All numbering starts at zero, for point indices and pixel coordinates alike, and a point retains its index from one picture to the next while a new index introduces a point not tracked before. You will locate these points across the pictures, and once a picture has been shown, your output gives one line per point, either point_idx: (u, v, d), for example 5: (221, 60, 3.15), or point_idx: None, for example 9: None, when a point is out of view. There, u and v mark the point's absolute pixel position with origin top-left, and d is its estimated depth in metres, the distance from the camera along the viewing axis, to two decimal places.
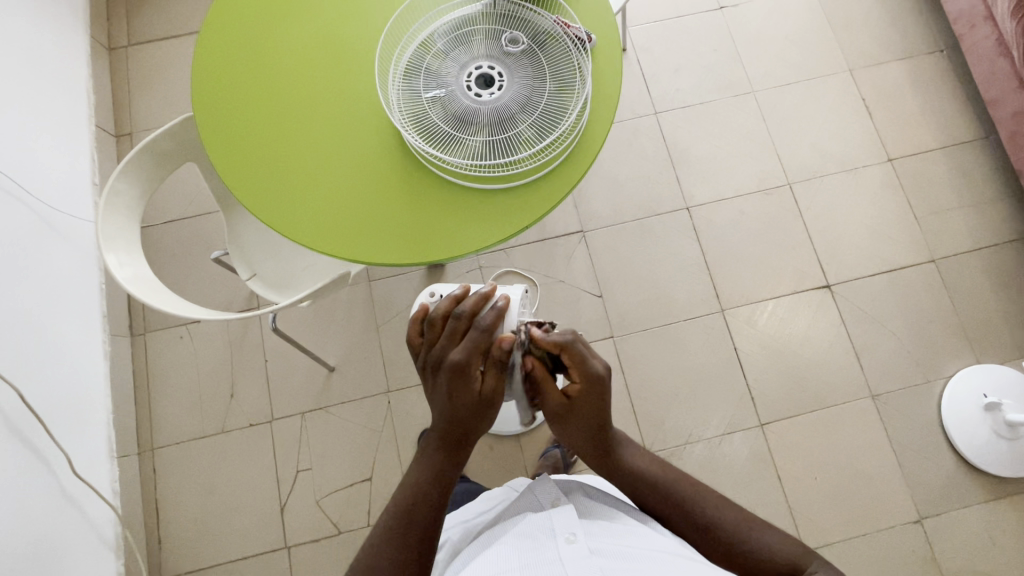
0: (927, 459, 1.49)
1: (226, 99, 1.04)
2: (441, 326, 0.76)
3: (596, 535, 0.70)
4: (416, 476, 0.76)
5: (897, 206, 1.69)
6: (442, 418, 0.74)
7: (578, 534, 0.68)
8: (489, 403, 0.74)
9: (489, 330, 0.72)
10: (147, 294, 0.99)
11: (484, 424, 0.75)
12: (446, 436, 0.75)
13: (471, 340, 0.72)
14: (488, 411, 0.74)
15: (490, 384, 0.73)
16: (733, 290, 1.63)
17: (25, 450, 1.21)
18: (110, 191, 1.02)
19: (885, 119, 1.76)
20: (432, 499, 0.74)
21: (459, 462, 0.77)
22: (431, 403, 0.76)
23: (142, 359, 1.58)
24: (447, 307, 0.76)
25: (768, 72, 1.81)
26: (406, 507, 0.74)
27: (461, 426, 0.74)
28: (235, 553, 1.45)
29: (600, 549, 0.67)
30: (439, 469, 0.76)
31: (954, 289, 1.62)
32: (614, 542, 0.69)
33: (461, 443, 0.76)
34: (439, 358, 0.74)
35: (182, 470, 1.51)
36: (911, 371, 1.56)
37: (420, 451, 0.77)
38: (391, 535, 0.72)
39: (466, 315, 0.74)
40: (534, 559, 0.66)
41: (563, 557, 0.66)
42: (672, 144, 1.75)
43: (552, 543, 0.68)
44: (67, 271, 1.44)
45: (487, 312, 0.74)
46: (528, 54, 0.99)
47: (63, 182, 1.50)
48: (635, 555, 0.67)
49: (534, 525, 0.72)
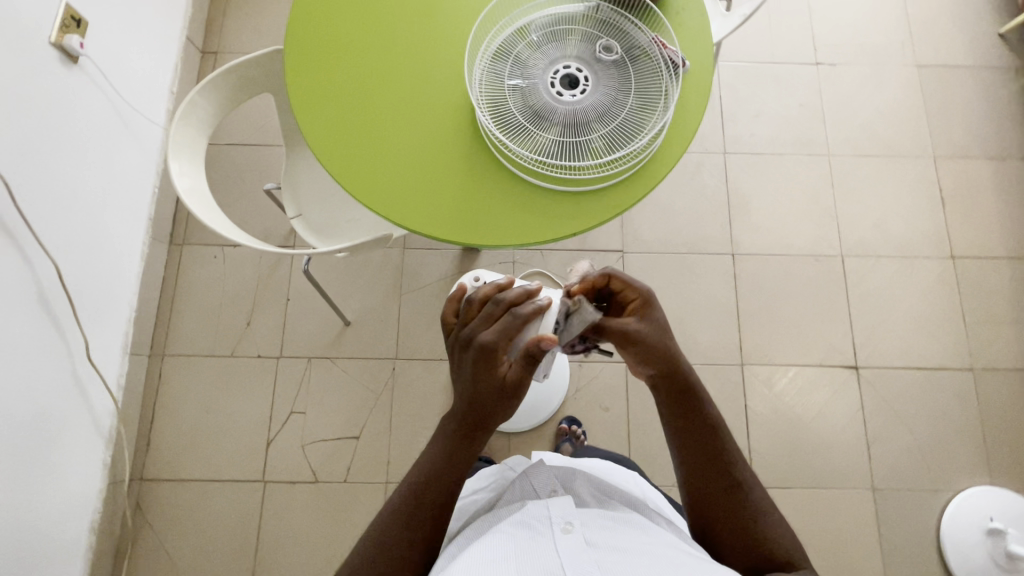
0: (914, 566, 1.44)
1: (316, 42, 1.06)
2: (478, 308, 0.77)
3: (593, 525, 0.71)
4: (432, 456, 0.76)
5: (947, 305, 1.63)
6: (463, 400, 0.75)
7: (575, 524, 0.69)
8: (513, 392, 0.73)
9: (524, 319, 0.73)
10: (200, 210, 1.02)
11: (504, 412, 0.75)
12: (464, 419, 0.75)
13: (503, 325, 0.73)
14: (511, 400, 0.74)
15: (517, 372, 0.72)
16: (758, 347, 1.60)
17: (51, 325, 1.25)
18: (188, 103, 1.05)
19: (957, 214, 1.69)
20: (443, 482, 0.75)
21: (475, 448, 0.77)
22: (454, 385, 0.77)
23: (175, 268, 1.63)
24: (487, 292, 0.78)
25: (849, 139, 1.76)
26: (416, 486, 0.74)
27: (480, 409, 0.74)
28: (215, 473, 1.49)
29: (597, 541, 0.68)
30: (453, 450, 0.75)
31: (986, 403, 1.55)
32: (610, 533, 0.70)
33: (479, 427, 0.75)
34: (470, 339, 0.74)
35: (185, 383, 1.55)
36: (919, 474, 1.50)
37: (439, 432, 0.77)
38: (401, 514, 0.73)
39: (504, 302, 0.75)
40: (530, 548, 0.66)
41: (561, 547, 0.66)
42: (733, 187, 1.72)
43: (548, 533, 0.68)
44: (128, 168, 1.49)
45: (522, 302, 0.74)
46: (619, 65, 0.99)
47: (144, 84, 1.55)
48: (634, 545, 0.68)
49: (528, 513, 0.71)
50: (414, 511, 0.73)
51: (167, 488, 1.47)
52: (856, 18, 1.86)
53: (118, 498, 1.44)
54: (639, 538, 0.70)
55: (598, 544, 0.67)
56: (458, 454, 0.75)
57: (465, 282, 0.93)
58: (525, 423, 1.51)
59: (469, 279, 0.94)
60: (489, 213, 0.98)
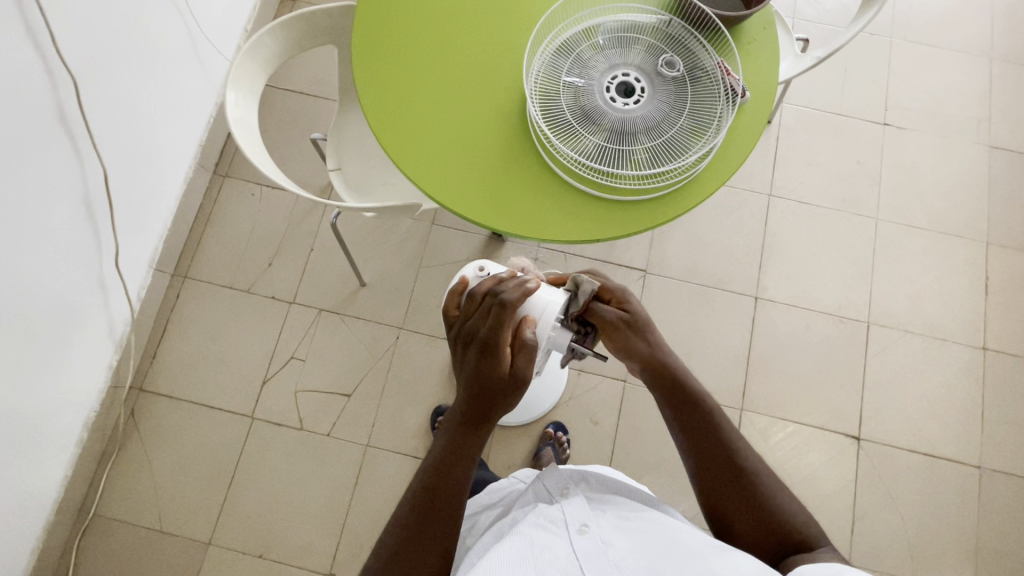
0: None
1: (387, 5, 1.08)
2: (479, 302, 0.77)
3: (610, 525, 0.72)
4: (441, 455, 0.75)
5: (967, 396, 1.56)
6: (464, 394, 0.75)
7: (590, 525, 0.71)
8: (517, 383, 0.74)
9: (514, 305, 0.74)
10: (245, 143, 1.05)
11: (509, 403, 0.75)
12: (467, 413, 0.75)
13: (497, 316, 0.73)
14: (515, 391, 0.74)
15: (518, 366, 0.74)
16: (761, 396, 1.56)
17: (87, 222, 1.30)
18: (256, 40, 1.09)
19: (998, 306, 1.62)
20: (454, 477, 0.74)
21: (481, 438, 0.76)
22: (456, 378, 0.76)
23: (213, 198, 1.68)
24: (487, 285, 0.78)
25: (902, 207, 1.70)
26: (428, 486, 0.73)
27: (483, 401, 0.74)
28: (208, 399, 1.53)
29: (613, 538, 0.69)
30: (457, 443, 0.75)
31: (987, 504, 1.49)
32: (623, 532, 0.71)
33: (485, 418, 0.75)
34: (471, 332, 0.75)
35: (200, 308, 1.60)
36: (901, 560, 1.45)
37: (442, 428, 0.77)
38: (415, 518, 0.71)
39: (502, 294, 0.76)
40: (547, 546, 0.68)
41: (578, 546, 0.68)
42: (771, 231, 1.68)
43: (564, 533, 0.70)
44: (189, 93, 1.54)
45: (512, 288, 0.76)
46: (678, 82, 0.98)
47: (221, 17, 1.60)
48: (651, 542, 0.69)
49: (544, 514, 0.73)
50: (428, 514, 0.72)
51: (163, 403, 1.53)
52: (935, 87, 1.80)
53: (116, 402, 1.50)
54: (656, 535, 0.71)
55: (615, 543, 0.69)
56: (464, 448, 0.75)
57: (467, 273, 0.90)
58: (519, 417, 1.50)
59: (473, 269, 0.90)
60: (518, 202, 0.98)
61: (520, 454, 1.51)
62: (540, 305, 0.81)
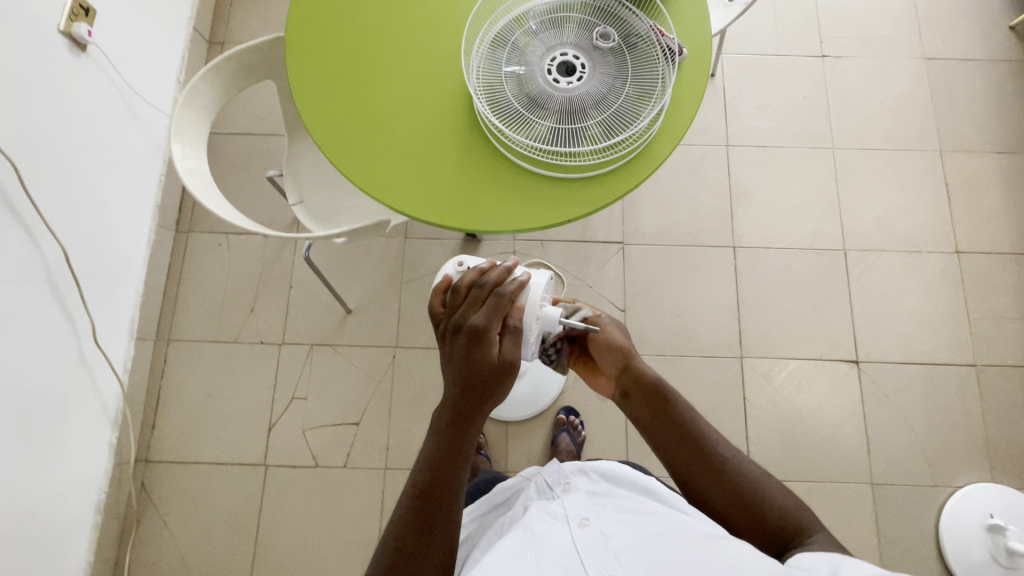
0: (911, 561, 1.43)
1: (316, 29, 1.07)
2: (466, 295, 0.77)
3: (610, 517, 0.74)
4: (434, 452, 0.74)
5: (950, 300, 1.61)
6: (453, 386, 0.73)
7: (591, 519, 0.73)
8: (507, 370, 0.73)
9: (507, 295, 0.74)
10: (201, 192, 1.04)
11: (499, 391, 0.74)
12: (458, 405, 0.74)
13: (489, 307, 0.74)
14: (506, 378, 0.73)
15: (506, 352, 0.73)
16: (758, 340, 1.59)
17: (57, 305, 1.28)
18: (191, 89, 1.07)
19: (963, 209, 1.67)
20: (450, 473, 0.74)
21: (473, 433, 0.75)
22: (443, 371, 0.75)
23: (180, 256, 1.66)
24: (471, 277, 0.78)
25: (854, 132, 1.74)
26: (424, 481, 0.73)
27: (474, 391, 0.73)
28: (217, 456, 1.51)
29: (614, 531, 0.71)
30: (449, 440, 0.74)
31: (988, 400, 1.54)
32: (621, 523, 0.73)
33: (476, 410, 0.74)
34: (458, 322, 0.75)
35: (190, 367, 1.58)
36: (919, 469, 1.50)
37: (433, 424, 0.76)
38: (414, 516, 0.71)
39: (489, 284, 0.75)
40: (549, 539, 0.70)
41: (578, 541, 0.69)
42: (735, 180, 1.71)
43: (566, 526, 0.72)
44: (135, 156, 1.52)
45: (496, 274, 0.77)
46: (616, 52, 0.98)
47: (151, 72, 1.57)
48: (649, 531, 0.71)
49: (546, 509, 0.76)
50: (426, 511, 0.72)
51: (172, 470, 1.50)
52: (862, 10, 1.84)
53: (124, 478, 1.47)
54: (655, 523, 0.72)
55: (614, 535, 0.70)
56: (456, 445, 0.74)
57: (447, 271, 0.86)
58: (530, 408, 1.53)
59: (452, 266, 0.86)
60: (485, 198, 0.99)
61: (537, 446, 1.51)
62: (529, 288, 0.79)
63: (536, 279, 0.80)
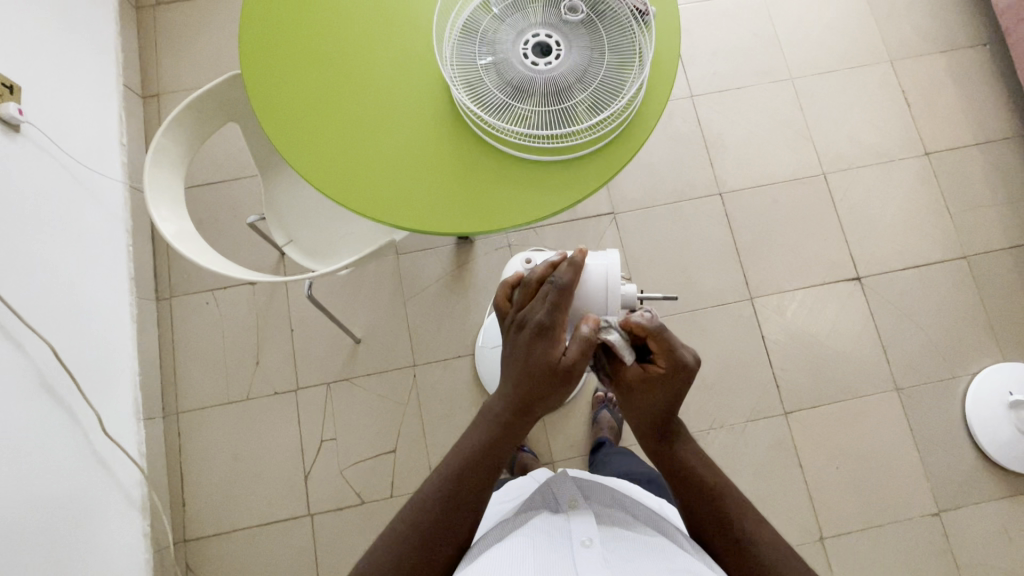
0: (949, 452, 1.50)
1: (272, 57, 1.02)
2: (535, 289, 0.73)
3: (613, 543, 0.72)
4: (473, 448, 0.72)
5: (930, 200, 1.67)
6: (508, 382, 0.70)
7: (593, 541, 0.71)
8: (569, 374, 0.68)
9: (569, 289, 0.70)
10: (192, 252, 0.98)
11: (557, 397, 0.71)
12: (511, 403, 0.71)
13: (557, 301, 0.69)
14: (566, 383, 0.69)
15: (572, 354, 0.68)
16: (763, 279, 1.62)
17: (53, 405, 1.20)
18: (156, 147, 1.01)
19: (923, 111, 1.73)
20: (481, 474, 0.71)
21: (516, 437, 0.72)
22: (501, 365, 0.72)
23: (168, 324, 1.57)
24: (543, 271, 0.73)
25: (809, 59, 1.78)
26: (458, 473, 0.71)
27: (528, 389, 0.69)
28: (258, 518, 1.46)
29: (615, 558, 0.69)
30: (491, 440, 0.71)
31: (984, 286, 1.61)
32: (626, 550, 0.71)
33: (527, 411, 0.71)
34: (524, 316, 0.71)
35: (207, 435, 1.51)
36: (937, 366, 1.56)
37: (479, 417, 0.73)
38: (436, 508, 0.70)
39: (561, 279, 0.70)
40: (551, 559, 0.69)
41: (578, 564, 0.68)
42: (706, 128, 1.73)
43: (568, 547, 0.70)
44: (98, 232, 1.43)
45: (563, 268, 0.71)
46: (587, 23, 0.96)
47: (92, 140, 1.47)
48: (649, 565, 0.68)
49: (551, 525, 0.75)
50: (453, 500, 0.70)
51: (213, 544, 1.44)
52: None
53: (166, 564, 1.41)
54: (658, 557, 0.70)
55: (616, 562, 0.68)
56: (496, 442, 0.71)
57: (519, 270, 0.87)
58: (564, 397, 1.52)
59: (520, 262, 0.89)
60: (490, 196, 0.96)
61: (578, 430, 1.51)
62: (601, 272, 0.77)
63: (613, 267, 0.77)
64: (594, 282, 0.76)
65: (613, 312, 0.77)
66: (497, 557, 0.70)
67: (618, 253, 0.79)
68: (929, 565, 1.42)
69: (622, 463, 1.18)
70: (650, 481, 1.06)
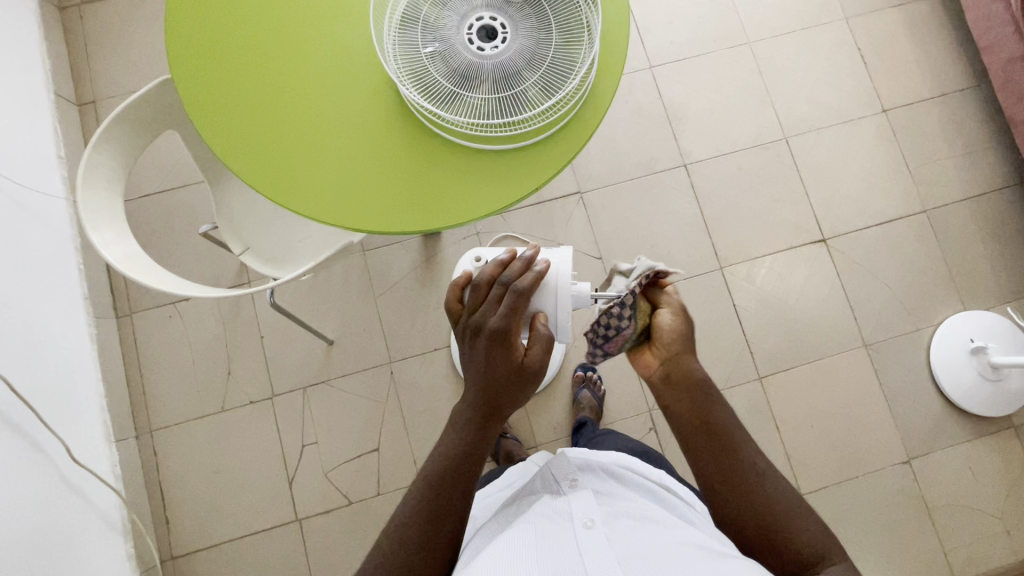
0: (917, 403, 1.55)
1: (205, 53, 0.96)
2: (486, 291, 0.72)
3: (615, 521, 0.70)
4: (450, 453, 0.72)
5: (890, 157, 1.69)
6: (474, 387, 0.71)
7: (596, 520, 0.69)
8: (530, 376, 0.71)
9: (528, 293, 0.69)
10: (142, 274, 0.94)
11: (523, 396, 0.72)
12: (479, 409, 0.72)
13: (511, 305, 0.69)
14: (528, 385, 0.72)
15: (530, 357, 0.70)
16: (732, 248, 1.63)
17: (17, 437, 1.16)
18: (88, 163, 0.95)
19: (879, 69, 1.74)
20: (461, 478, 0.72)
21: (490, 439, 0.73)
22: (465, 371, 0.72)
23: (132, 341, 1.53)
24: (491, 271, 0.72)
25: (765, 21, 1.76)
26: (438, 478, 0.71)
27: (494, 393, 0.71)
28: (244, 529, 1.45)
29: (619, 535, 0.67)
30: (466, 445, 0.72)
31: (944, 237, 1.65)
32: (630, 530, 0.69)
33: (496, 415, 0.72)
34: (479, 323, 0.70)
35: (184, 451, 1.48)
36: (902, 320, 1.60)
37: (452, 422, 0.74)
38: (423, 515, 0.70)
39: (511, 282, 0.70)
40: (553, 543, 0.67)
41: (580, 541, 0.66)
42: (667, 100, 1.71)
43: (569, 528, 0.68)
44: (44, 251, 1.36)
45: (517, 270, 0.71)
46: (531, 3, 0.92)
47: (28, 156, 1.39)
48: (653, 541, 0.67)
49: (551, 508, 0.73)
50: (435, 510, 0.70)
51: (202, 558, 1.43)
52: None
53: None
54: (662, 534, 0.68)
55: (620, 542, 0.66)
56: (472, 446, 0.72)
57: (466, 268, 0.81)
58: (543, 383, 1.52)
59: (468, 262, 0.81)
60: (446, 191, 0.93)
61: (560, 413, 1.53)
62: (553, 278, 0.74)
63: (561, 264, 0.74)
64: (554, 292, 0.74)
65: (564, 313, 0.75)
66: (498, 547, 0.68)
67: (572, 250, 0.77)
68: (902, 512, 1.49)
69: (613, 440, 1.16)
70: (645, 455, 1.07)
